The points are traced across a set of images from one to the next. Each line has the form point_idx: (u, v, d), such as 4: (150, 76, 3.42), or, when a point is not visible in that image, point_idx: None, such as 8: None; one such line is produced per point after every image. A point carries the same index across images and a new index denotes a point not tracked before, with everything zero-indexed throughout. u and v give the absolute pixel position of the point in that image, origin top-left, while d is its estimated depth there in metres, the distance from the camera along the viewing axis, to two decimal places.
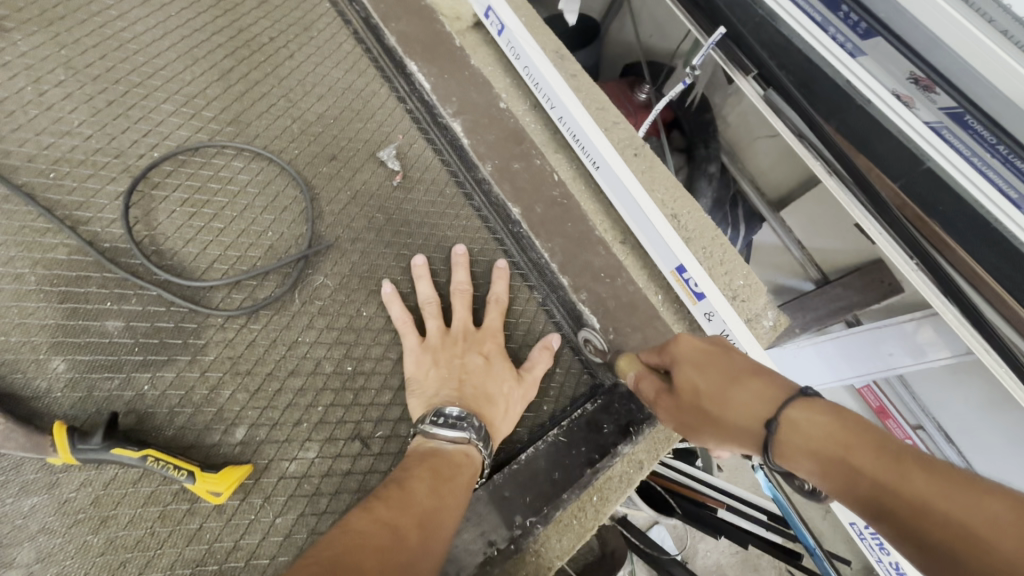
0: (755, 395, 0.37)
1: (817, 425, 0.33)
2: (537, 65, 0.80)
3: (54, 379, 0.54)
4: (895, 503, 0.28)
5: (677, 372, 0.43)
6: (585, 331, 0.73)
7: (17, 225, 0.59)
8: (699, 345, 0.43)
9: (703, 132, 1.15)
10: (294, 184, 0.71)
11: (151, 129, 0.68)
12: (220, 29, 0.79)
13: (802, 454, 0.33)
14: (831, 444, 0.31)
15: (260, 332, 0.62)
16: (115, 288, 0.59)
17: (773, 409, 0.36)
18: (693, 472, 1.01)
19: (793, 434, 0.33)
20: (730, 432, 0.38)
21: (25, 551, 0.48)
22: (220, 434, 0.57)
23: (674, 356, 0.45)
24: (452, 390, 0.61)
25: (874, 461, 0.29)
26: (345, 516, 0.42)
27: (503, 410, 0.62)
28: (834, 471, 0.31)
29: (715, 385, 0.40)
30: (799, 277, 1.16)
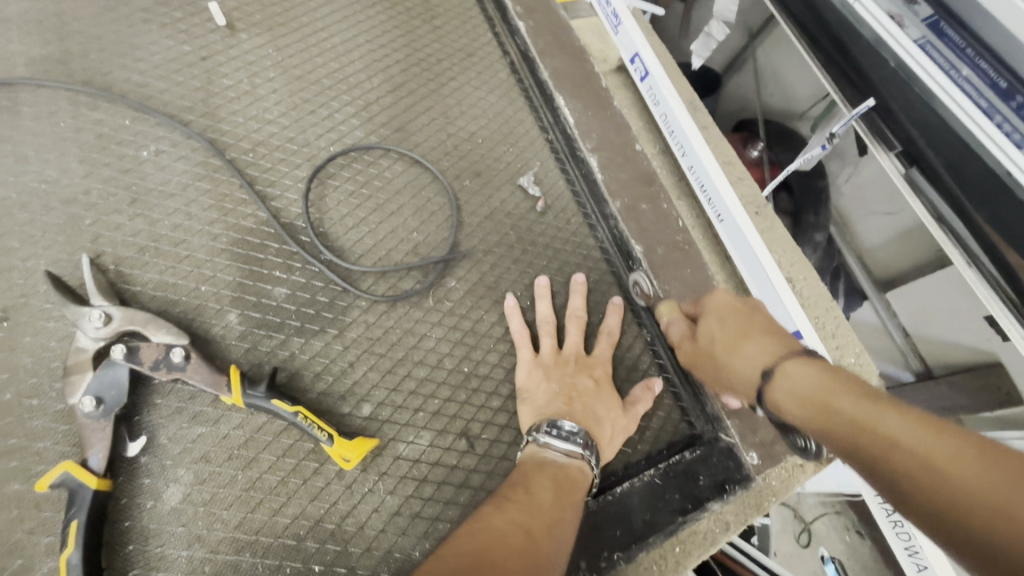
0: (849, 399, 0.40)
1: (810, 380, 0.43)
2: (676, 114, 0.87)
3: (229, 328, 0.62)
4: (931, 492, 0.33)
5: (783, 374, 0.45)
6: (636, 274, 0.78)
7: (222, 192, 0.68)
8: (811, 368, 0.44)
9: (816, 198, 1.14)
10: (442, 192, 0.79)
11: (335, 127, 0.78)
12: (399, 46, 0.89)
13: (804, 402, 0.43)
14: (812, 386, 0.43)
15: (396, 321, 0.68)
16: (287, 260, 0.67)
17: (810, 383, 0.43)
18: (750, 549, 0.93)
19: (782, 376, 0.45)
20: (890, 457, 0.35)
21: (185, 474, 0.54)
22: (350, 407, 0.62)
23: (784, 369, 0.46)
24: (562, 404, 0.63)
25: (867, 411, 0.38)
26: (480, 513, 0.47)
27: (610, 435, 0.63)
28: (808, 413, 0.42)
29: (744, 343, 0.51)
30: (899, 365, 1.07)
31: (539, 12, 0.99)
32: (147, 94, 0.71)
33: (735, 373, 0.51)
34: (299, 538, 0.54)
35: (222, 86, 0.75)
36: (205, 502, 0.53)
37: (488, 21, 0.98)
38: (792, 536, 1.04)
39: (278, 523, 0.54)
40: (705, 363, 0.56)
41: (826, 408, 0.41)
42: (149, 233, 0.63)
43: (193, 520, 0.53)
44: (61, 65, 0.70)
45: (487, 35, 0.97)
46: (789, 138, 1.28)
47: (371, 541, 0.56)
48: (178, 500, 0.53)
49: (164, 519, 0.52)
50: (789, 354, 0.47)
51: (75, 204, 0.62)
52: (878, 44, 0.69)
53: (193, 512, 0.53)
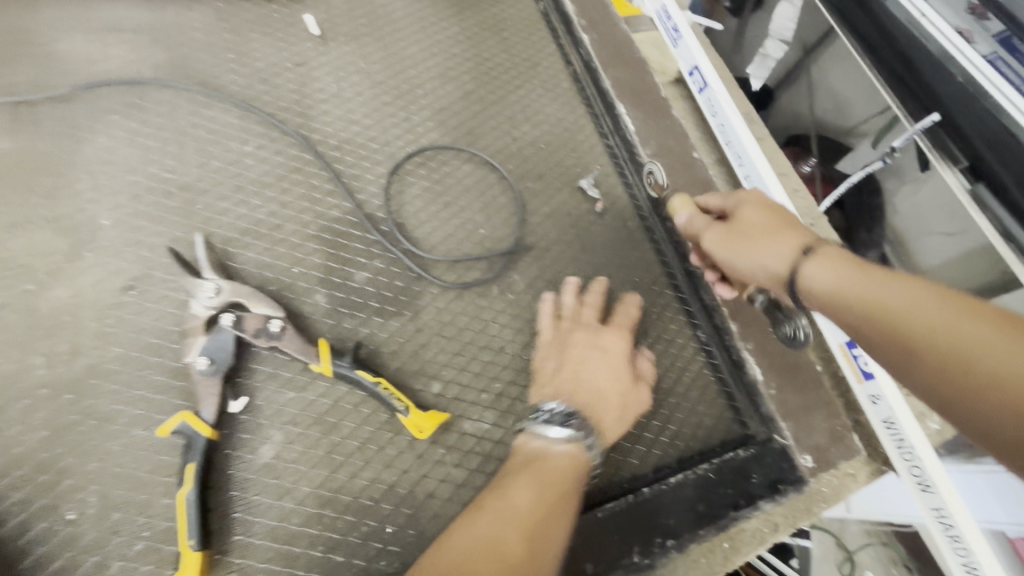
0: (882, 281, 0.44)
1: (837, 269, 0.47)
2: (734, 125, 0.91)
3: (316, 305, 0.68)
4: (976, 360, 0.37)
5: (812, 261, 0.48)
6: (650, 165, 0.86)
7: (313, 184, 0.75)
8: (839, 254, 0.48)
9: (868, 216, 1.16)
10: (508, 192, 0.84)
11: (412, 128, 0.84)
12: (470, 55, 0.96)
13: (837, 284, 0.46)
14: (841, 271, 0.46)
15: (464, 307, 0.73)
16: (369, 247, 0.73)
17: (836, 269, 0.47)
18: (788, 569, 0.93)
19: (813, 263, 0.48)
20: (925, 330, 0.40)
21: (277, 433, 0.60)
22: (422, 383, 0.66)
23: (812, 256, 0.49)
24: (565, 385, 0.61)
25: (899, 292, 0.43)
26: (447, 534, 0.46)
27: (616, 417, 0.60)
28: (842, 295, 0.46)
29: (776, 227, 0.53)
30: None
31: (601, 26, 1.04)
32: (252, 96, 0.80)
33: (768, 251, 0.52)
34: (374, 500, 0.59)
35: (314, 89, 0.83)
36: (293, 460, 0.59)
37: (552, 33, 1.04)
38: (832, 565, 1.01)
39: (356, 485, 0.59)
40: (731, 242, 0.56)
41: (861, 282, 0.45)
42: (251, 218, 0.71)
43: (284, 475, 0.58)
44: (179, 68, 0.78)
45: (552, 46, 1.02)
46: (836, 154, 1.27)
47: (438, 508, 0.61)
48: (271, 456, 0.58)
49: (257, 472, 0.57)
50: (817, 242, 0.50)
51: (190, 190, 0.70)
52: (946, 57, 0.74)
53: (283, 468, 0.58)
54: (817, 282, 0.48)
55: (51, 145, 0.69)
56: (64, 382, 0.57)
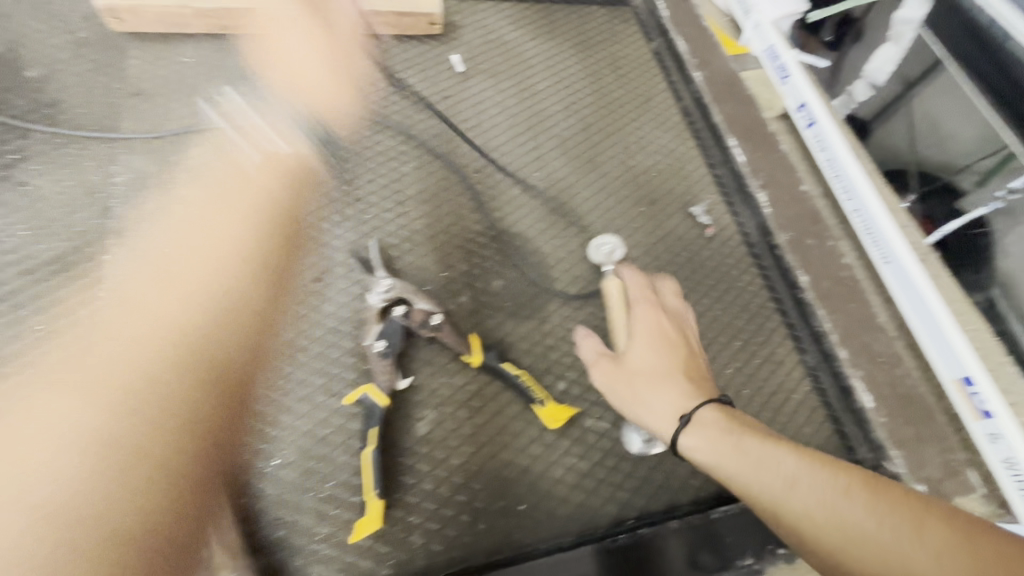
0: (758, 450, 0.52)
1: (722, 436, 0.54)
2: (843, 160, 0.94)
3: (461, 306, 0.78)
4: (851, 536, 0.46)
5: (698, 424, 0.55)
6: (695, 208, 0.95)
7: (457, 200, 0.87)
8: (719, 415, 0.56)
9: (978, 256, 1.13)
10: (624, 215, 0.92)
11: (538, 157, 0.94)
12: (588, 90, 1.06)
13: (723, 453, 0.53)
14: (726, 436, 0.54)
15: (586, 317, 0.81)
16: (504, 257, 0.83)
17: (718, 432, 0.54)
18: None
19: (699, 428, 0.55)
20: (806, 506, 0.48)
21: (430, 412, 0.69)
22: (549, 381, 0.74)
23: (698, 418, 0.56)
24: (310, 91, 0.84)
25: (774, 463, 0.51)
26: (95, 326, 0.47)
27: (341, 108, 0.86)
28: (729, 465, 0.52)
29: (663, 373, 0.61)
30: None
31: (712, 66, 1.11)
32: (409, 123, 0.93)
33: (661, 400, 0.59)
34: (510, 478, 0.68)
35: (458, 120, 0.95)
36: (446, 436, 0.68)
37: (664, 71, 1.12)
38: None
39: (499, 463, 0.68)
40: (631, 376, 0.62)
41: (741, 453, 0.52)
42: (410, 228, 0.83)
43: (436, 448, 0.67)
44: None
45: (662, 83, 1.10)
46: (943, 184, 1.21)
47: (565, 493, 0.68)
48: (424, 432, 0.68)
49: (416, 444, 0.67)
50: (701, 401, 0.57)
51: (361, 202, 0.83)
52: None
53: (435, 442, 0.68)
54: (696, 452, 0.55)
55: None
56: (269, 353, 0.69)
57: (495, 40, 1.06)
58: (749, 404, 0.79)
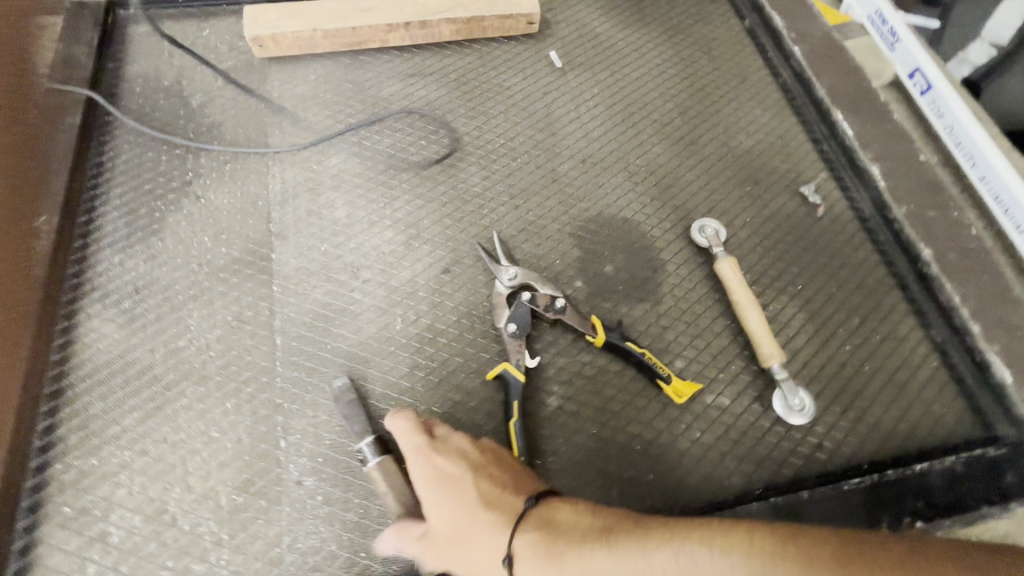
0: (582, 556, 0.52)
1: (538, 554, 0.54)
2: (966, 125, 0.92)
3: (578, 291, 0.83)
4: None
5: (519, 554, 0.54)
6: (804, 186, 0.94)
7: (565, 191, 0.92)
8: (536, 522, 0.56)
9: None
10: (729, 197, 0.93)
11: (639, 144, 0.97)
12: (681, 73, 1.06)
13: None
14: (547, 554, 0.53)
15: (700, 298, 0.83)
16: (614, 243, 0.87)
17: (535, 548, 0.54)
18: None
19: (520, 560, 0.54)
20: None
21: (562, 389, 0.75)
22: (669, 360, 0.78)
23: (515, 550, 0.55)
24: None
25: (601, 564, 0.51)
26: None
27: None
28: None
29: (462, 511, 0.58)
30: None
31: (811, 36, 1.08)
32: (514, 120, 0.98)
33: (477, 543, 0.57)
34: (639, 450, 0.72)
35: (559, 113, 1.00)
36: (578, 411, 0.74)
37: (760, 47, 1.10)
38: None
39: (629, 436, 0.73)
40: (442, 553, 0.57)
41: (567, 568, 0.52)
42: (523, 219, 0.88)
43: (570, 422, 0.73)
44: (460, 101, 0.99)
45: (758, 60, 1.09)
46: None
47: (693, 465, 0.72)
48: (557, 407, 0.74)
49: (552, 418, 0.73)
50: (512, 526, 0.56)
51: (479, 198, 0.89)
52: None
53: (568, 416, 0.74)
54: None
55: (381, 164, 0.91)
56: (414, 338, 0.77)
57: (586, 31, 1.09)
58: (876, 378, 0.78)
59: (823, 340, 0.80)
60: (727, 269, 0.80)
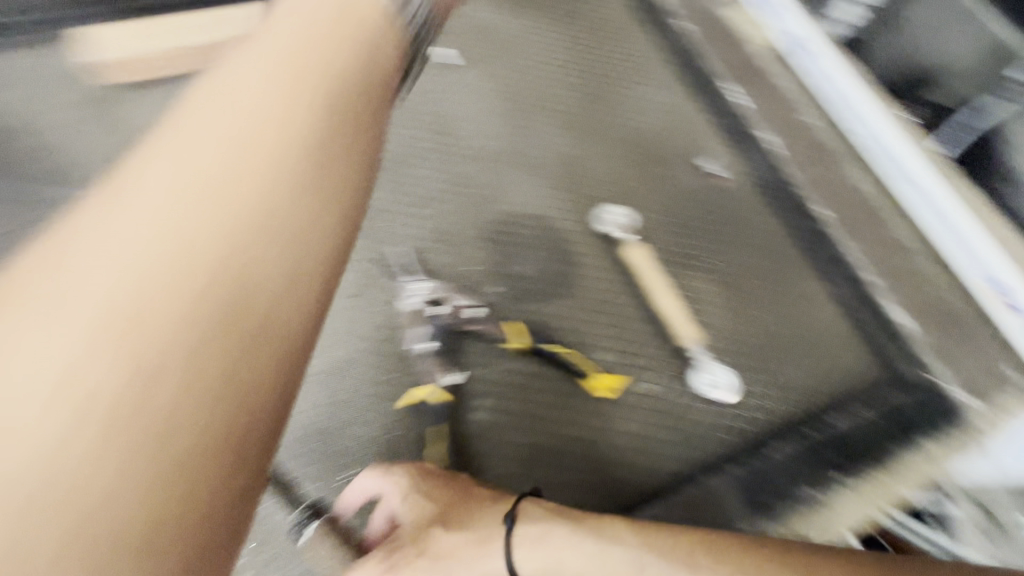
0: (593, 524, 0.55)
1: (548, 525, 0.55)
2: (846, 87, 0.96)
3: (494, 296, 0.80)
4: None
5: (530, 529, 0.55)
6: (704, 162, 0.96)
7: (471, 193, 0.89)
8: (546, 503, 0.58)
9: None
10: (635, 179, 0.93)
11: (542, 135, 0.96)
12: (575, 57, 1.06)
13: (558, 544, 0.55)
14: (559, 523, 0.55)
15: (616, 286, 0.83)
16: (526, 242, 0.86)
17: (545, 522, 0.56)
18: None
19: (527, 532, 0.55)
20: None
21: (489, 402, 0.73)
22: (594, 354, 0.77)
23: (525, 523, 0.56)
24: None
25: (611, 532, 0.55)
26: None
27: None
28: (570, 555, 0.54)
29: (468, 500, 0.59)
30: None
31: (695, 15, 1.12)
32: (410, 124, 0.94)
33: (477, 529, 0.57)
34: (573, 450, 0.71)
35: (456, 111, 0.96)
36: (508, 422, 0.72)
37: (649, 24, 1.11)
38: None
39: (561, 438, 0.72)
40: (419, 568, 0.55)
41: (577, 536, 0.55)
42: (430, 228, 0.85)
43: (501, 434, 0.72)
44: None
45: (649, 36, 1.09)
46: None
47: (627, 456, 0.72)
48: (486, 421, 0.72)
49: (482, 433, 0.71)
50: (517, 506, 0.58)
51: (381, 211, 0.85)
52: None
53: (499, 428, 0.72)
54: (542, 553, 0.55)
55: None
56: (326, 371, 0.73)
57: (476, 22, 1.06)
58: (788, 342, 0.81)
59: (736, 312, 0.82)
60: (636, 256, 0.84)
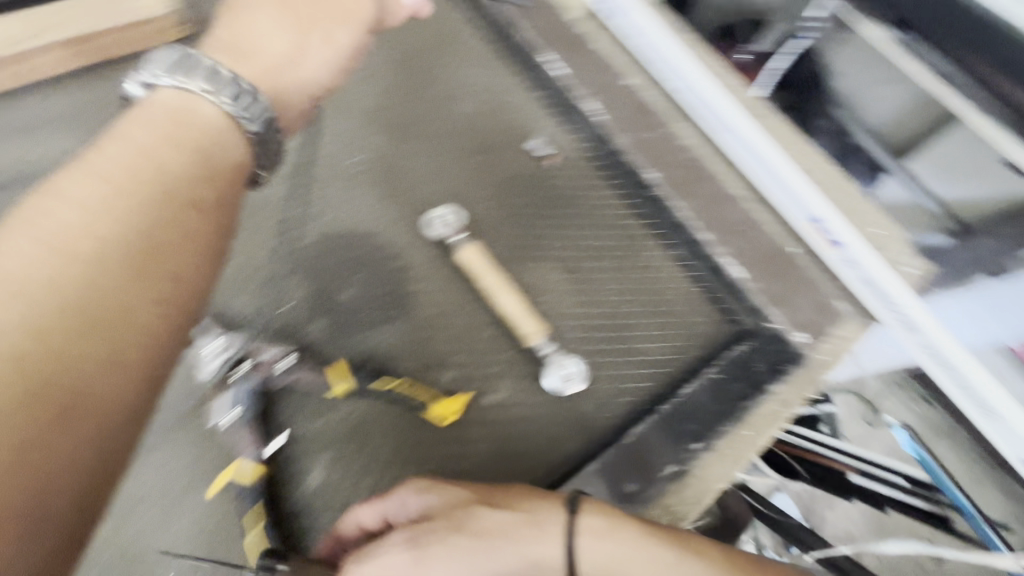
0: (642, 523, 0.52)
1: (599, 524, 0.51)
2: (657, 37, 0.91)
3: (315, 336, 0.71)
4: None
5: (578, 535, 0.50)
6: (530, 143, 0.91)
7: (274, 222, 0.78)
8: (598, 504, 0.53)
9: None
10: (459, 173, 0.87)
11: (353, 141, 0.87)
12: (381, 50, 0.97)
13: (609, 542, 0.50)
14: (610, 520, 0.51)
15: (450, 294, 0.76)
16: (344, 265, 0.76)
17: (593, 525, 0.51)
18: (819, 438, 1.09)
19: (579, 531, 0.51)
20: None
21: (321, 459, 0.65)
22: (435, 375, 0.71)
23: (574, 523, 0.51)
24: None
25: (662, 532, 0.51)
26: None
27: None
28: (616, 557, 0.50)
29: (509, 510, 0.53)
30: None
31: None
32: None
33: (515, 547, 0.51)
34: None
35: None
36: (344, 477, 0.64)
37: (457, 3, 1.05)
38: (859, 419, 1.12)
39: (407, 479, 0.65)
40: (461, 546, 0.50)
41: (630, 534, 0.51)
42: (231, 271, 0.74)
43: (338, 492, 0.63)
44: None
45: (459, 17, 1.03)
46: None
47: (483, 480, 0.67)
48: (321, 482, 0.64)
49: (316, 497, 0.63)
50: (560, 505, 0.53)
51: None
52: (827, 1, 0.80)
53: (336, 486, 0.64)
54: (591, 552, 0.50)
55: None
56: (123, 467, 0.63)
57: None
58: (635, 317, 0.79)
59: (581, 295, 0.79)
60: (470, 256, 0.76)
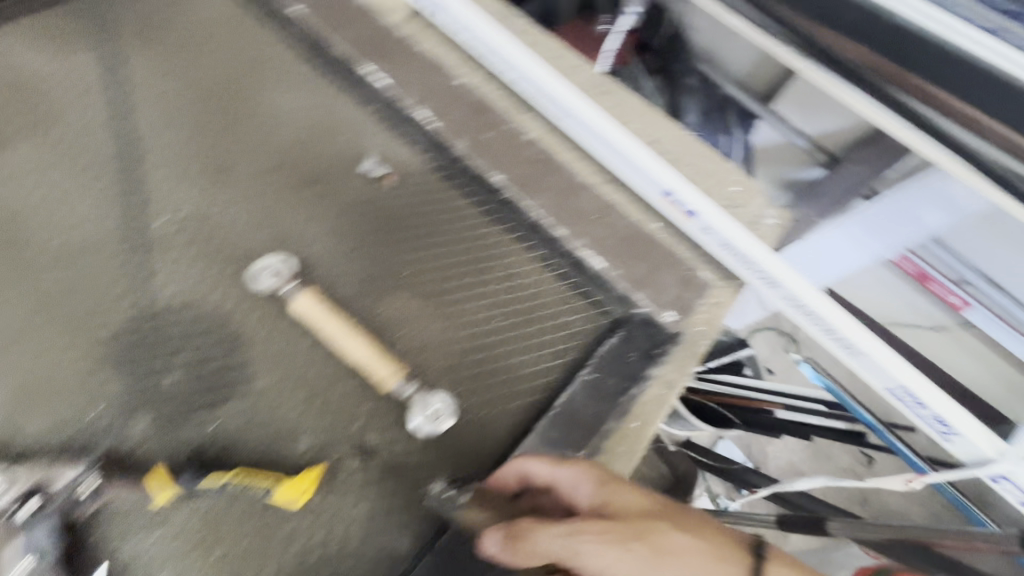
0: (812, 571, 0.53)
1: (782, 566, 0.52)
2: (483, 34, 0.87)
3: (134, 437, 0.62)
4: None
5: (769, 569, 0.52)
6: (366, 163, 0.83)
7: (67, 313, 0.68)
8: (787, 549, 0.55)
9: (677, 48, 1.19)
10: (288, 212, 0.78)
11: (156, 198, 0.77)
12: (179, 87, 0.86)
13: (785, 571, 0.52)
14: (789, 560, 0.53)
15: (293, 352, 0.69)
16: (161, 346, 0.67)
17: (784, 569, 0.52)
18: (744, 382, 1.06)
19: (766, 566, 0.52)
20: None
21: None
22: (287, 448, 0.64)
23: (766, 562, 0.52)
24: None
25: None
26: None
27: None
28: None
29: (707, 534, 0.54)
30: (808, 164, 1.20)
31: None
32: None
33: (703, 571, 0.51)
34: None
35: (26, 210, 0.74)
36: None
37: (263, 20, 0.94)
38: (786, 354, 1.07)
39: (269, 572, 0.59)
40: (637, 551, 0.51)
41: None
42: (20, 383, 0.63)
43: None
44: None
45: (268, 34, 0.93)
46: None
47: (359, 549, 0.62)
48: None
49: None
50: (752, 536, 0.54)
51: None
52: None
53: None
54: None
55: None
56: None
57: (38, 74, 0.83)
58: (502, 331, 0.74)
59: (441, 319, 0.74)
60: (309, 306, 0.68)
